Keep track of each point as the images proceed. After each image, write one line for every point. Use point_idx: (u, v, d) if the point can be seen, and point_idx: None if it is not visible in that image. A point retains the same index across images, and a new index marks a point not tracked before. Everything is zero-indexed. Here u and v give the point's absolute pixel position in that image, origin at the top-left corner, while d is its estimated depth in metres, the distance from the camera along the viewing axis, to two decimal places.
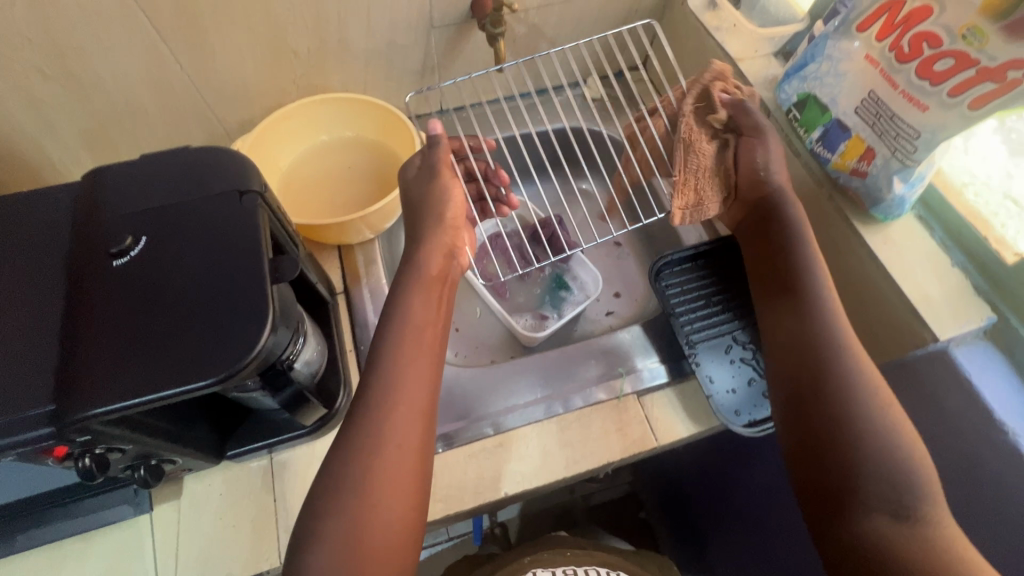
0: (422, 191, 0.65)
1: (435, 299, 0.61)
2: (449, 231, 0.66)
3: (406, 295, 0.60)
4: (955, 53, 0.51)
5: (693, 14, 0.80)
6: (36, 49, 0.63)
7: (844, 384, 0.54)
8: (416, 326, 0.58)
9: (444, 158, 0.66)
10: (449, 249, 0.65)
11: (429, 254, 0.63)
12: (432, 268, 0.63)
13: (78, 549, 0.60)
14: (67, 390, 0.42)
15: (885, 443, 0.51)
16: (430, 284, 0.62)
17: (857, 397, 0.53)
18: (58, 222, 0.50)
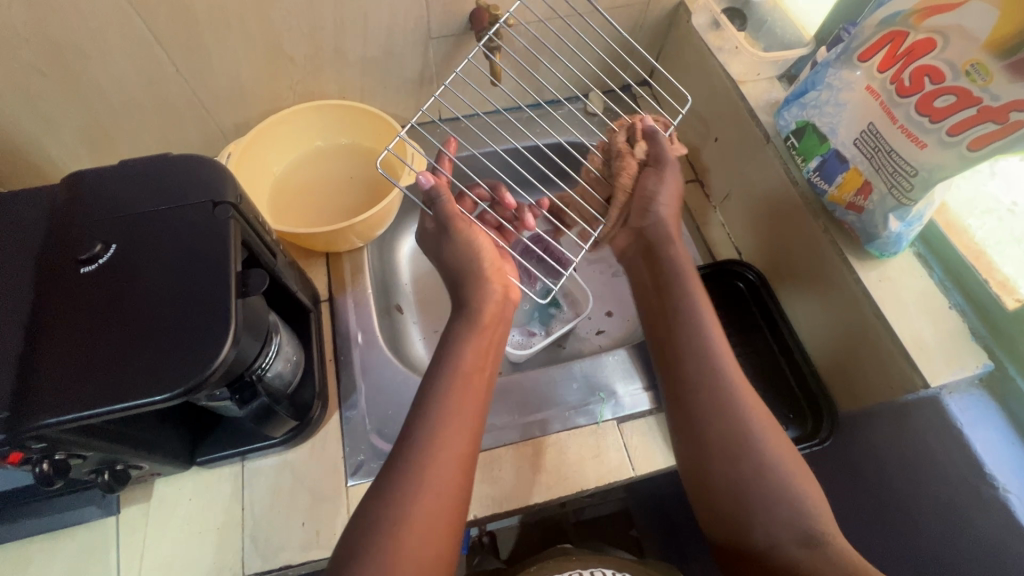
0: (449, 248, 0.65)
1: (485, 345, 0.61)
2: (498, 275, 0.65)
3: (460, 340, 0.61)
4: (957, 90, 0.49)
5: (697, 34, 0.79)
6: (33, 48, 0.64)
7: (736, 427, 0.55)
8: (463, 372, 0.58)
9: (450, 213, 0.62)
10: (502, 293, 0.65)
11: (486, 300, 0.63)
12: (485, 315, 0.63)
13: (45, 547, 0.61)
14: (23, 398, 0.42)
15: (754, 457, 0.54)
16: (482, 332, 0.62)
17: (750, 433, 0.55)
18: (34, 226, 0.50)
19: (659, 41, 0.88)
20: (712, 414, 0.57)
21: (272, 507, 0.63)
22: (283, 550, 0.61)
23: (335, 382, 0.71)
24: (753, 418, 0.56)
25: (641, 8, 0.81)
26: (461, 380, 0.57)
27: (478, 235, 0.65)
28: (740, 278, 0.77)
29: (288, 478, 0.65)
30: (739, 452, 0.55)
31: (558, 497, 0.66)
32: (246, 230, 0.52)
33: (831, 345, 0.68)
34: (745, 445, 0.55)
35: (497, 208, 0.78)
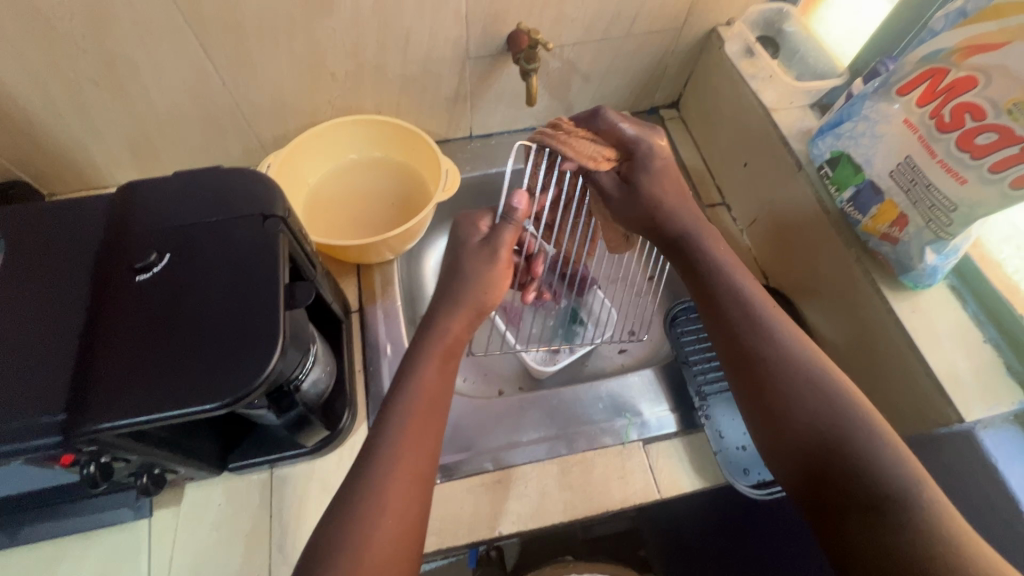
0: (471, 261, 0.62)
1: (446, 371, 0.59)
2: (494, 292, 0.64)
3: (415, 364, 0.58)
4: (999, 128, 0.50)
5: (729, 61, 0.80)
6: (90, 59, 0.66)
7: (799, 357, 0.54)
8: (419, 400, 0.55)
9: (507, 240, 0.62)
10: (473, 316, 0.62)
11: (450, 315, 0.61)
12: (450, 342, 0.60)
13: (78, 545, 0.62)
14: (81, 402, 0.43)
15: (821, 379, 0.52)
16: (444, 359, 0.59)
17: (840, 402, 0.50)
18: (91, 234, 0.52)
19: (690, 66, 0.90)
20: (778, 373, 0.53)
21: (300, 516, 0.64)
22: None
23: (363, 393, 0.71)
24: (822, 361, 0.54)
25: (675, 34, 0.83)
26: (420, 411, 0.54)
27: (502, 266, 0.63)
28: None
29: (316, 488, 0.66)
30: (827, 416, 0.50)
31: (581, 516, 0.67)
32: (293, 243, 0.54)
33: (859, 373, 0.69)
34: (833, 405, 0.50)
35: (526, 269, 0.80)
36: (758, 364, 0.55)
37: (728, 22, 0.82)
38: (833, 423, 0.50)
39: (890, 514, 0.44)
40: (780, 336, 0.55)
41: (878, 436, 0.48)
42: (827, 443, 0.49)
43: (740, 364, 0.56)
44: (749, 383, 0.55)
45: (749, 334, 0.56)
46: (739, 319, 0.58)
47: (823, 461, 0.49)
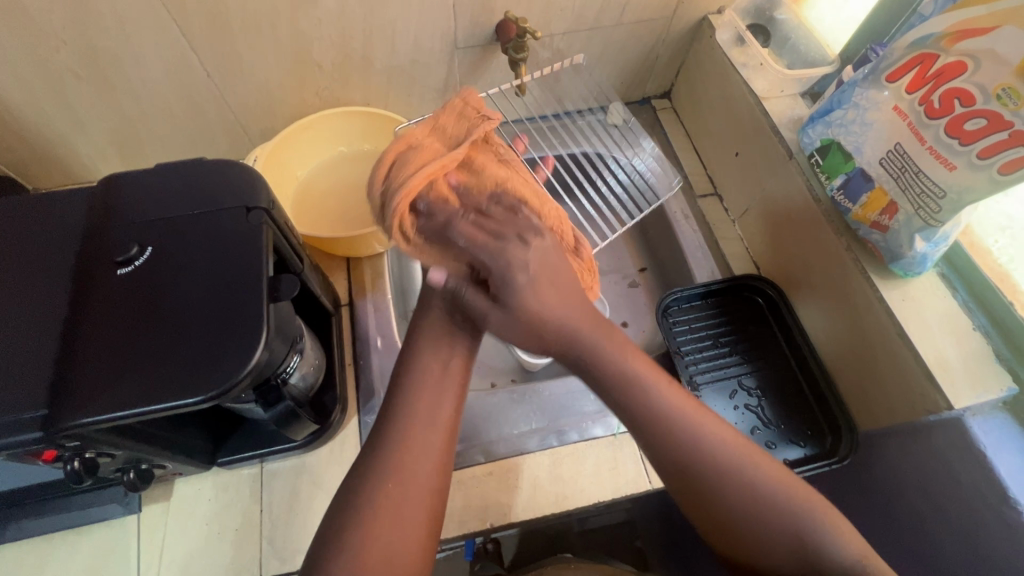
0: None
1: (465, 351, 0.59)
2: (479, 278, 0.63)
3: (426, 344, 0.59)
4: (988, 114, 0.49)
5: (720, 50, 0.80)
6: (72, 52, 0.65)
7: (700, 443, 0.51)
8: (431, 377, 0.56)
9: None
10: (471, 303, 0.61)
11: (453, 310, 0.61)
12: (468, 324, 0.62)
13: (67, 541, 0.62)
14: (62, 397, 0.43)
15: (730, 472, 0.50)
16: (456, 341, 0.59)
17: (726, 460, 0.51)
18: (72, 227, 0.51)
19: (681, 54, 0.89)
20: (663, 437, 0.52)
21: (290, 509, 0.64)
22: (300, 554, 0.61)
23: (354, 387, 0.71)
24: (731, 448, 0.51)
25: (665, 22, 0.82)
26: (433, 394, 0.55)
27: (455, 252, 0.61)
28: (759, 294, 0.78)
29: (307, 481, 0.65)
30: (721, 472, 0.50)
31: (573, 507, 0.67)
32: (278, 235, 0.53)
33: (849, 363, 0.69)
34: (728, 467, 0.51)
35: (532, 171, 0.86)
36: (654, 429, 0.53)
37: (718, 10, 0.81)
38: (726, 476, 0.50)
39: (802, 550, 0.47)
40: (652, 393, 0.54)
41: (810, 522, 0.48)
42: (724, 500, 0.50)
43: (658, 456, 0.52)
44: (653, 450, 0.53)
45: (652, 427, 0.53)
46: (609, 382, 0.55)
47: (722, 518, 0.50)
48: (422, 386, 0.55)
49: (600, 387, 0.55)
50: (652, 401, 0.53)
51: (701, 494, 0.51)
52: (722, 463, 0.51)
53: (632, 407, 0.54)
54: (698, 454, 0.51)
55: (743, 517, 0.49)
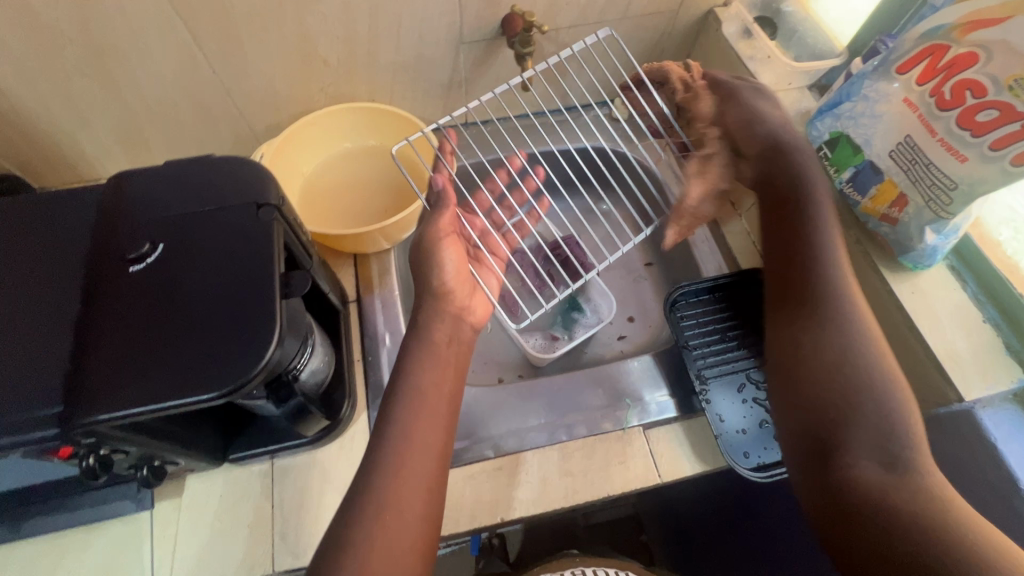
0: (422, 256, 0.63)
1: (443, 367, 0.60)
2: (461, 293, 0.66)
3: (420, 360, 0.59)
4: (1000, 105, 0.49)
5: (726, 42, 0.79)
6: (77, 49, 0.65)
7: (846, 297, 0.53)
8: (427, 392, 0.57)
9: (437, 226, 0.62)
10: (453, 315, 0.64)
11: (436, 318, 0.62)
12: (441, 338, 0.62)
13: (80, 538, 0.62)
14: (77, 394, 0.43)
15: (844, 335, 0.51)
16: (441, 357, 0.60)
17: (866, 371, 0.49)
18: (84, 225, 0.51)
19: (688, 47, 0.88)
20: (816, 324, 0.52)
21: (301, 505, 0.64)
22: (312, 549, 0.62)
23: (363, 383, 0.71)
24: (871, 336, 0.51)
25: (672, 15, 0.81)
26: (426, 409, 0.56)
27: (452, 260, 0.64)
28: None
29: (317, 478, 0.66)
30: (854, 363, 0.49)
31: (582, 501, 0.67)
32: (288, 231, 0.53)
33: None
34: (861, 385, 0.48)
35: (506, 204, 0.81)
36: (805, 311, 0.53)
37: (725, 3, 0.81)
38: (852, 390, 0.48)
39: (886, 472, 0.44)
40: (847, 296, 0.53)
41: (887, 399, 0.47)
42: (832, 402, 0.48)
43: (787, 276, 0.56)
44: (790, 326, 0.54)
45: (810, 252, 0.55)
46: (809, 205, 0.57)
47: (827, 418, 0.49)
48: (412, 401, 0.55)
49: (816, 209, 0.57)
50: (821, 240, 0.56)
51: (808, 390, 0.50)
52: (853, 326, 0.51)
53: (805, 235, 0.56)
54: (836, 298, 0.53)
55: (834, 364, 0.50)
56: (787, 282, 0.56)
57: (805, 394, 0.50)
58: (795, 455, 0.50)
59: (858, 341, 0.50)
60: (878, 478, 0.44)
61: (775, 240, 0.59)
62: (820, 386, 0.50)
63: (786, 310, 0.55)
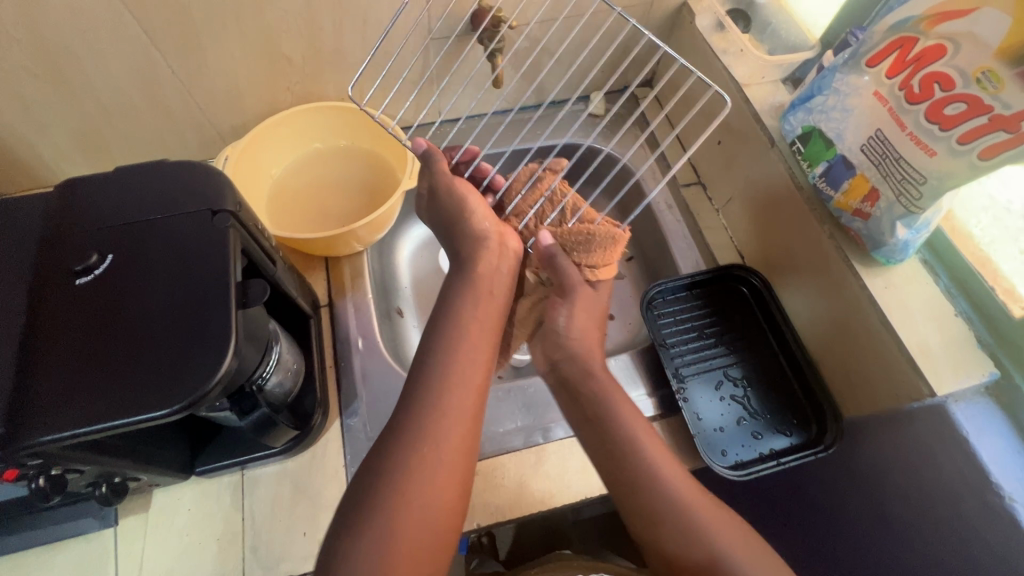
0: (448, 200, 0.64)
1: (483, 299, 0.60)
2: (494, 220, 0.64)
3: (459, 293, 0.59)
4: (967, 98, 0.49)
5: (701, 35, 0.78)
6: (26, 51, 0.62)
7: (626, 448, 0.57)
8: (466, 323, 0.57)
9: (438, 168, 0.64)
10: (497, 242, 0.62)
11: (479, 250, 0.62)
12: (483, 265, 0.61)
13: (41, 557, 0.60)
14: (20, 415, 0.41)
15: (651, 470, 0.55)
16: (482, 286, 0.60)
17: (698, 516, 0.53)
18: (28, 237, 0.49)
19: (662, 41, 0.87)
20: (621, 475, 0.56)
21: (272, 517, 0.63)
22: (282, 562, 0.60)
23: (336, 390, 0.70)
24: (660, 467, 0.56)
25: (645, 9, 0.80)
26: (467, 348, 0.56)
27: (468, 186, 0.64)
28: (744, 283, 0.77)
29: (289, 488, 0.64)
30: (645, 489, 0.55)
31: (560, 504, 0.66)
32: (247, 238, 0.51)
33: (835, 350, 0.68)
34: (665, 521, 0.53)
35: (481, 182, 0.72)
36: (617, 465, 0.56)
37: None
38: (680, 515, 0.53)
39: None
40: (621, 420, 0.59)
41: (702, 527, 0.52)
42: (673, 538, 0.52)
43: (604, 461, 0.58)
44: (613, 488, 0.57)
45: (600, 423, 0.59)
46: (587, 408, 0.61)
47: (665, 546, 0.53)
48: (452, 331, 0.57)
49: (582, 412, 0.61)
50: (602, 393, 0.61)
51: (657, 537, 0.53)
52: (640, 459, 0.56)
53: (597, 415, 0.60)
54: (625, 450, 0.57)
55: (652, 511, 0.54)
56: (602, 448, 0.58)
57: (651, 529, 0.54)
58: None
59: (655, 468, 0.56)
60: None
61: (581, 402, 0.61)
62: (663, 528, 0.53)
63: (607, 478, 0.57)
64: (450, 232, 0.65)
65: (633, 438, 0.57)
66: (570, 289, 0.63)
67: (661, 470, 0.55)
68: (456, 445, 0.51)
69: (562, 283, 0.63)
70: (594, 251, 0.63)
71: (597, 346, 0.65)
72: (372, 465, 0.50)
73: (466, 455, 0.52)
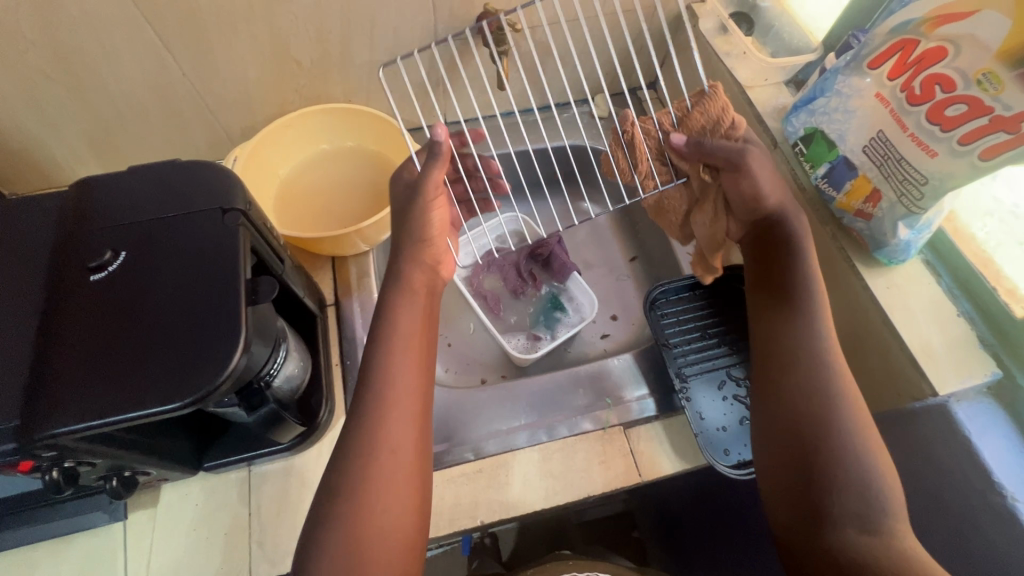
0: (404, 213, 0.60)
1: (420, 310, 0.59)
2: (439, 244, 0.62)
3: (393, 308, 0.58)
4: (968, 99, 0.49)
5: (704, 38, 0.79)
6: (41, 53, 0.64)
7: (831, 369, 0.53)
8: (402, 338, 0.56)
9: (434, 179, 0.57)
10: (431, 265, 0.61)
11: (414, 263, 0.60)
12: (412, 280, 0.60)
13: (51, 551, 0.61)
14: (37, 408, 0.42)
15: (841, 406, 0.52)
16: (417, 301, 0.59)
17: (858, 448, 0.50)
18: (43, 234, 0.50)
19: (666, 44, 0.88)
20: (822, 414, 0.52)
21: (278, 513, 0.63)
22: (289, 557, 0.61)
23: (342, 388, 0.70)
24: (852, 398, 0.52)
25: (648, 12, 0.81)
26: (407, 350, 0.56)
27: (438, 204, 0.60)
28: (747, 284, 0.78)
29: (295, 484, 0.65)
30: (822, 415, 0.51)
31: (563, 502, 0.67)
32: (256, 237, 0.52)
33: None
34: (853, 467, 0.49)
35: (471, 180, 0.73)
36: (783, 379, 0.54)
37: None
38: (841, 454, 0.50)
39: (869, 536, 0.47)
40: (826, 351, 0.54)
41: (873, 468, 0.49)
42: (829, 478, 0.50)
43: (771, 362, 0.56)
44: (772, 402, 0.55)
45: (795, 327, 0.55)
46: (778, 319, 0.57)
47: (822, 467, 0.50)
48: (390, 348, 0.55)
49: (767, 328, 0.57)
50: (813, 308, 0.55)
51: (823, 478, 0.50)
52: (818, 386, 0.53)
53: (785, 312, 0.56)
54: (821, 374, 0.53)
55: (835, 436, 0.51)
56: (772, 361, 0.56)
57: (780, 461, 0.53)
58: (791, 533, 0.50)
59: (839, 421, 0.51)
60: (863, 546, 0.47)
61: (790, 308, 0.56)
62: (844, 472, 0.49)
63: (771, 380, 0.55)
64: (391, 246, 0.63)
65: (837, 381, 0.53)
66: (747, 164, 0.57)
67: (843, 401, 0.52)
68: (411, 460, 0.52)
69: (730, 158, 0.58)
70: (707, 108, 0.59)
71: (774, 178, 0.59)
72: (381, 457, 0.51)
73: (419, 475, 0.52)
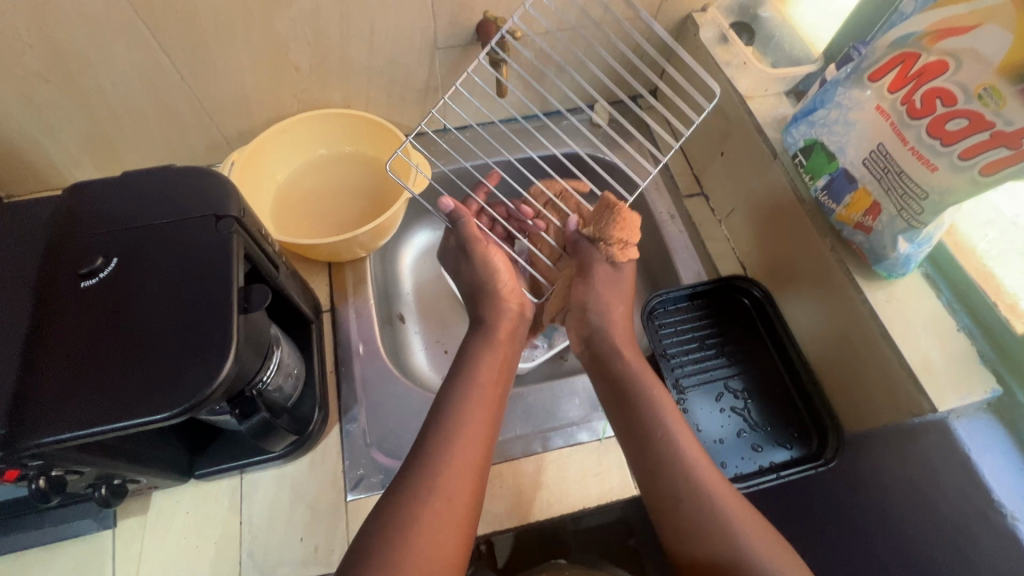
0: (472, 266, 0.70)
1: (500, 357, 0.65)
2: (514, 294, 0.70)
3: (477, 353, 0.64)
4: (969, 113, 0.49)
5: (704, 48, 0.79)
6: (38, 56, 0.64)
7: (649, 422, 0.61)
8: (480, 384, 0.61)
9: (469, 233, 0.68)
10: (515, 309, 0.70)
11: (499, 315, 0.68)
12: (500, 330, 0.67)
13: (39, 558, 0.60)
14: (23, 416, 0.41)
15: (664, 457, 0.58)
16: (498, 345, 0.66)
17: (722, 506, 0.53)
18: (35, 239, 0.50)
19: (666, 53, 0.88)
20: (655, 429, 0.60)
21: (270, 522, 0.63)
22: (279, 567, 0.60)
23: (336, 395, 0.70)
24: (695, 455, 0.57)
25: (648, 21, 0.81)
26: (482, 395, 0.60)
27: (496, 255, 0.70)
28: (746, 295, 0.77)
29: (288, 492, 0.64)
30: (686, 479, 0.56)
31: (558, 513, 0.66)
32: (250, 243, 0.52)
33: (838, 365, 0.68)
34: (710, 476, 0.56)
35: (511, 221, 0.85)
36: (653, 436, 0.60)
37: (702, 9, 0.80)
38: (702, 508, 0.54)
39: None
40: (650, 403, 0.62)
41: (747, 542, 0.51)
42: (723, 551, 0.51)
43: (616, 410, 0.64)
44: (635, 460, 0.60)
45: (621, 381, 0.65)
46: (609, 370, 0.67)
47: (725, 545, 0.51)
48: (468, 393, 0.59)
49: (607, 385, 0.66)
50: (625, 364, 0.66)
51: (656, 480, 0.57)
52: (668, 443, 0.58)
53: (612, 368, 0.67)
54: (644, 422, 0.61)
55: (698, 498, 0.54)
56: (613, 409, 0.64)
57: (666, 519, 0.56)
58: None
59: (665, 424, 0.60)
60: None
61: (614, 383, 0.66)
62: (662, 472, 0.57)
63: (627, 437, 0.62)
64: (473, 299, 0.71)
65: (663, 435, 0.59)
66: (591, 271, 0.71)
67: (671, 450, 0.58)
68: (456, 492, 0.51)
69: (586, 271, 0.72)
70: (605, 226, 0.67)
71: (621, 320, 0.71)
72: None
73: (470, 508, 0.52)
